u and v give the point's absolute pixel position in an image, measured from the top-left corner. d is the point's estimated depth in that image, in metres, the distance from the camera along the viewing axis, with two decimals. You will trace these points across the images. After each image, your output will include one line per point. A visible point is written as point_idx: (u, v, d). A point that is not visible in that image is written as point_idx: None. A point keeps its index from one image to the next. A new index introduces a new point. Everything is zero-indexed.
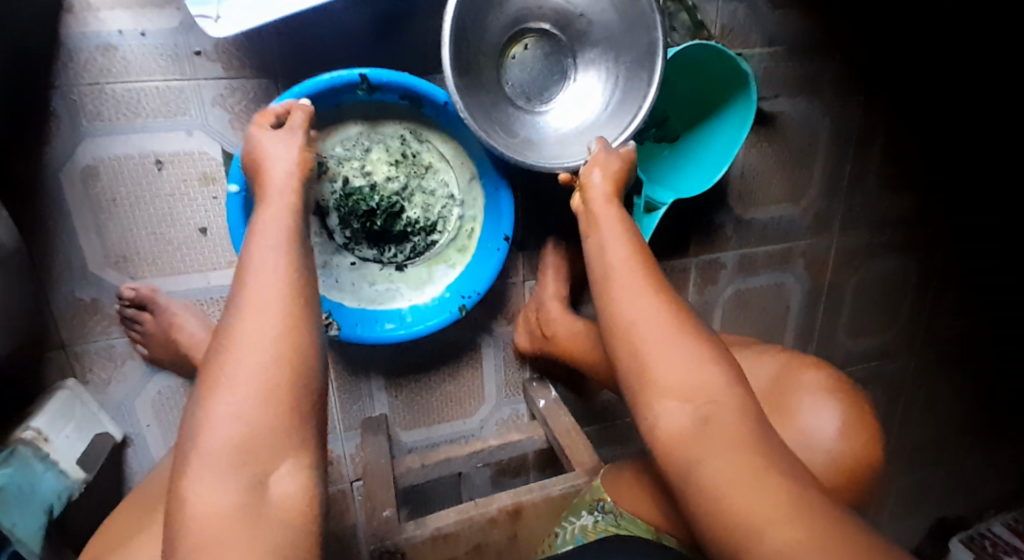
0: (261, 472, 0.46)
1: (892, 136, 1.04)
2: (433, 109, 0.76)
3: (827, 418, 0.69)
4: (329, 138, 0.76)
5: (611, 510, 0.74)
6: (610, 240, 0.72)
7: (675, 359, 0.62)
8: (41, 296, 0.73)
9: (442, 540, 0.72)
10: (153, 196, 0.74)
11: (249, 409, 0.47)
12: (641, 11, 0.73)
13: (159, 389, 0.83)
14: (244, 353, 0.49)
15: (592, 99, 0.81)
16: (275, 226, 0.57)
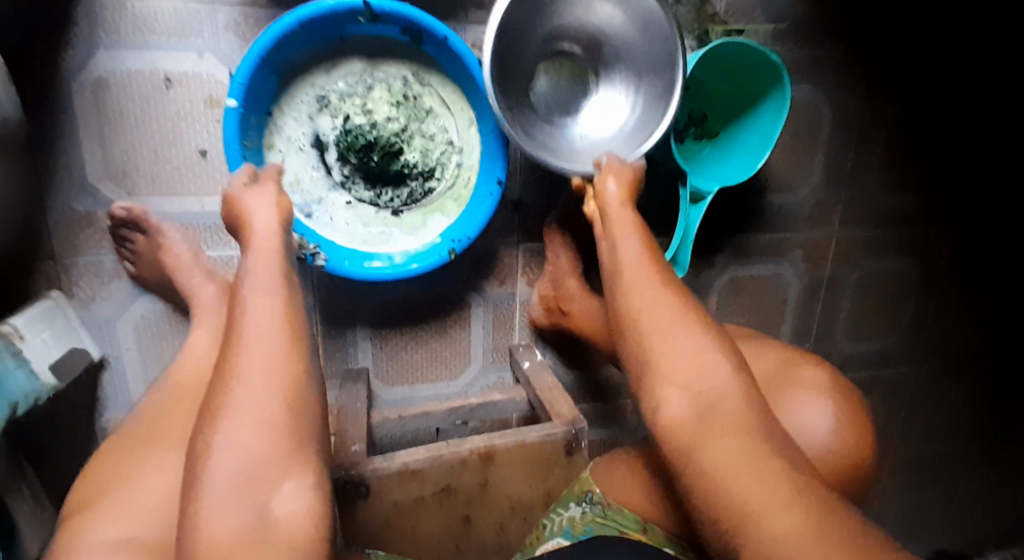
0: (264, 495, 0.46)
1: (892, 130, 1.06)
2: (434, 47, 0.77)
3: (820, 415, 0.65)
4: (332, 73, 0.78)
5: (599, 501, 0.72)
6: (624, 243, 0.69)
7: (678, 361, 0.59)
8: (38, 202, 0.74)
9: (410, 477, 0.70)
10: (158, 113, 0.75)
11: (252, 439, 0.48)
12: (669, 48, 0.76)
13: (142, 312, 0.82)
14: (242, 385, 0.50)
15: (610, 120, 0.82)
16: (261, 264, 0.58)
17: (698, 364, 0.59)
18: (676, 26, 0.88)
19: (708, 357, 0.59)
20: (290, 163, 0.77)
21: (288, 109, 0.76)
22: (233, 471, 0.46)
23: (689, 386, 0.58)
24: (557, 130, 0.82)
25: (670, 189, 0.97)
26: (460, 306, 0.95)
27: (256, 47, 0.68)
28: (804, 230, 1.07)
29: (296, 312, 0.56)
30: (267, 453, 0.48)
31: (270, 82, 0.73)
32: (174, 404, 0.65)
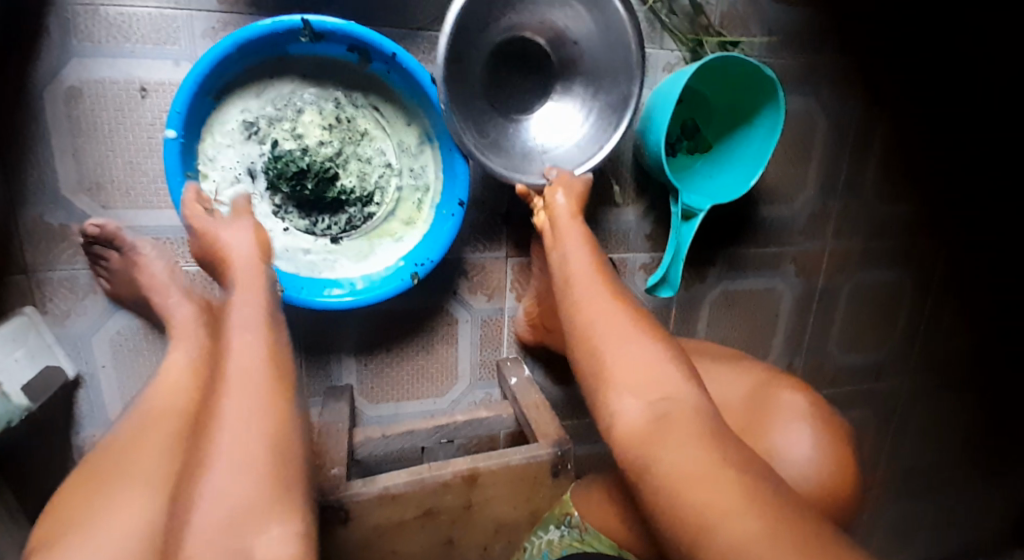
0: (249, 541, 0.45)
1: (888, 143, 1.05)
2: (383, 64, 0.72)
3: (800, 442, 0.62)
4: (259, 95, 0.72)
5: (577, 525, 0.73)
6: (574, 258, 0.69)
7: (638, 375, 0.58)
8: (10, 215, 0.72)
9: (391, 501, 0.68)
10: (134, 124, 0.73)
11: (238, 488, 0.47)
12: (627, 60, 0.75)
13: (119, 328, 0.79)
14: (224, 431, 0.49)
15: (565, 122, 0.81)
16: (246, 305, 0.58)
17: (656, 377, 0.58)
18: (668, 37, 0.87)
19: (651, 368, 0.58)
20: (223, 194, 0.71)
21: (215, 135, 0.70)
22: (217, 523, 0.45)
23: (645, 394, 0.57)
24: (513, 126, 0.81)
25: (656, 204, 0.95)
26: (447, 319, 0.93)
27: (194, 72, 0.63)
28: (797, 243, 1.05)
29: (279, 355, 0.56)
30: (251, 501, 0.46)
31: (207, 106, 0.68)
32: (145, 430, 0.63)
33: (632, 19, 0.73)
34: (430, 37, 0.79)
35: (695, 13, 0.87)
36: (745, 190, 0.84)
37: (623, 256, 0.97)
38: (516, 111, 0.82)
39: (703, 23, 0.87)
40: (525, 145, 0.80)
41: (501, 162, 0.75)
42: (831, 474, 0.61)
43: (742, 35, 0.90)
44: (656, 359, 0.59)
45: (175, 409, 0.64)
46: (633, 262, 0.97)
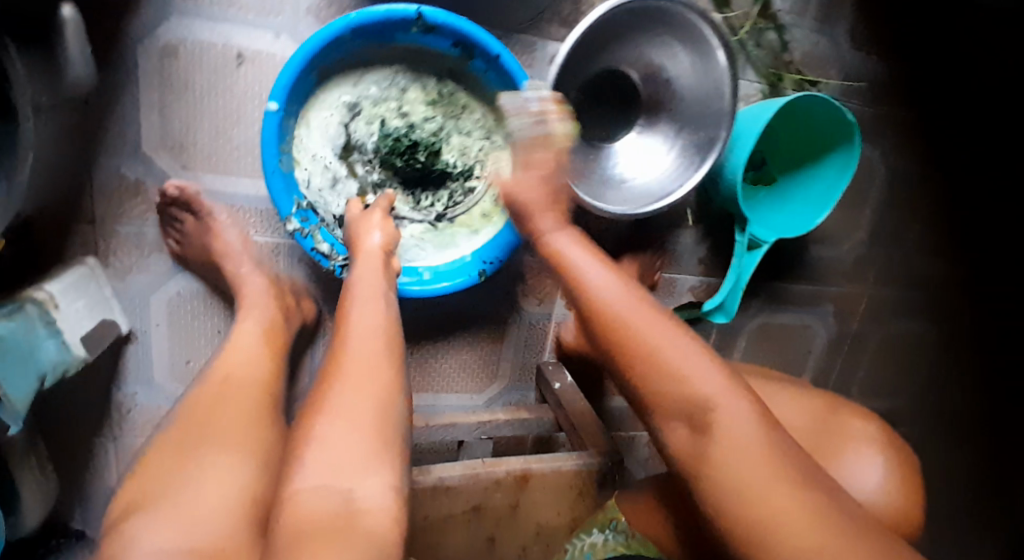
0: (348, 489, 0.49)
1: (940, 199, 1.07)
2: (483, 62, 0.73)
3: (868, 469, 0.67)
4: (363, 77, 0.73)
5: (622, 530, 0.78)
6: (585, 263, 0.64)
7: (676, 391, 0.56)
8: (86, 163, 0.71)
9: (443, 493, 0.69)
10: (225, 88, 0.73)
11: (349, 439, 0.51)
12: (715, 107, 0.78)
13: (178, 289, 0.79)
14: (341, 384, 0.54)
15: (649, 156, 0.84)
16: (368, 280, 0.64)
17: (706, 392, 0.55)
18: (749, 66, 0.87)
19: (683, 384, 0.56)
20: (317, 175, 0.73)
21: (321, 114, 0.72)
22: (328, 464, 0.49)
23: (688, 417, 0.55)
24: (596, 152, 0.85)
25: (712, 228, 0.96)
26: (496, 318, 0.94)
27: (302, 51, 0.64)
28: (839, 285, 1.07)
29: (392, 330, 0.60)
30: (359, 451, 0.51)
31: (309, 84, 0.69)
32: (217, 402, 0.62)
33: (728, 69, 0.75)
34: (524, 40, 0.80)
35: (779, 50, 0.88)
36: (808, 230, 0.87)
37: (673, 276, 0.98)
38: (599, 139, 0.85)
39: (784, 59, 0.89)
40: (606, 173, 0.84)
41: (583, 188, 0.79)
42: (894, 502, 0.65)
43: (820, 76, 0.92)
44: (691, 372, 0.56)
45: (251, 380, 0.65)
46: (683, 284, 0.99)
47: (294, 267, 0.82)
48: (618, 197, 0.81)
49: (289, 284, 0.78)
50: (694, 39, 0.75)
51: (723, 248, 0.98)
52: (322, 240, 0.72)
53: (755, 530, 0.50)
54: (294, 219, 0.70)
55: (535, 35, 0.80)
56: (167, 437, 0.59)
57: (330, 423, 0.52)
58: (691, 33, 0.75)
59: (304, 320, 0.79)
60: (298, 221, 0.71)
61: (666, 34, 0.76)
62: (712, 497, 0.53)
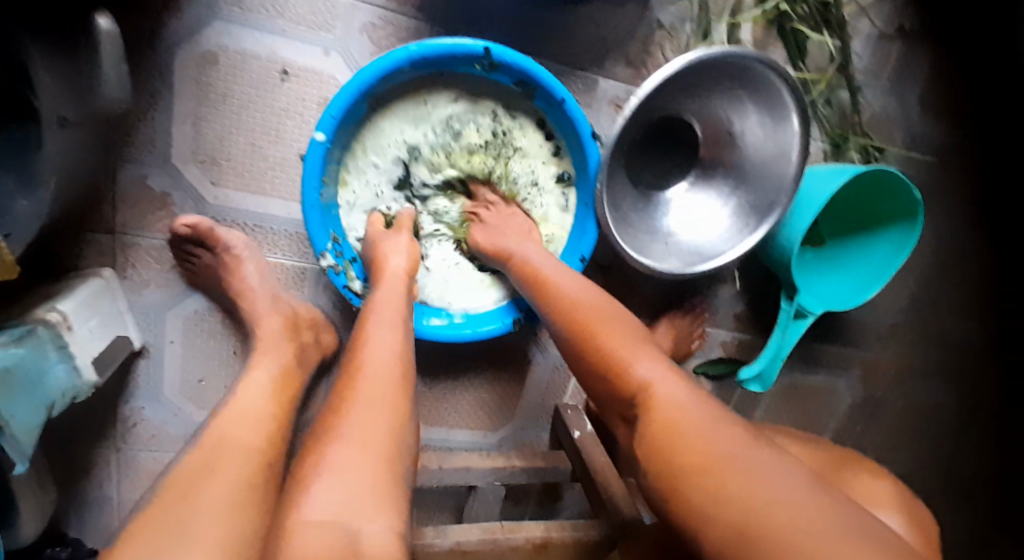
0: (353, 523, 0.43)
1: (989, 271, 1.03)
2: (545, 104, 0.69)
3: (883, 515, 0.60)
4: (420, 110, 0.69)
5: None
6: (538, 259, 0.62)
7: (620, 391, 0.51)
8: (113, 169, 0.67)
9: (459, 556, 0.65)
10: (266, 105, 0.68)
11: (354, 477, 0.45)
12: (781, 172, 0.73)
13: (195, 308, 0.75)
14: (355, 411, 0.49)
15: (700, 212, 0.80)
16: (387, 304, 0.58)
17: (646, 380, 0.49)
18: (815, 125, 0.83)
19: (619, 380, 0.51)
20: (363, 206, 0.69)
21: (375, 145, 0.68)
22: (333, 502, 0.43)
23: (631, 411, 0.50)
24: (647, 201, 0.80)
25: (752, 283, 0.93)
26: (519, 357, 0.91)
27: (359, 79, 0.60)
28: (871, 349, 1.04)
29: (408, 367, 0.54)
30: (368, 486, 0.45)
31: (361, 112, 0.65)
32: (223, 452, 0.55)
33: (800, 133, 0.70)
34: (588, 77, 0.75)
35: (850, 110, 0.83)
36: (857, 304, 0.83)
37: (708, 329, 0.94)
38: (651, 187, 0.81)
39: (854, 120, 0.84)
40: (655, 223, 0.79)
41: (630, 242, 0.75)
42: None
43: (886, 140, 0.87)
44: (635, 362, 0.51)
45: (242, 444, 0.56)
46: (715, 337, 0.94)
47: (319, 294, 0.77)
48: (664, 251, 0.77)
49: (310, 315, 0.73)
50: (768, 98, 0.70)
51: (759, 304, 0.95)
52: (356, 277, 0.67)
53: (722, 504, 0.40)
54: (329, 255, 0.65)
55: (598, 74, 0.75)
56: (140, 520, 0.48)
57: (340, 449, 0.46)
58: (767, 93, 0.70)
59: (323, 355, 0.73)
60: (332, 256, 0.66)
61: (738, 90, 0.70)
62: (667, 476, 0.44)
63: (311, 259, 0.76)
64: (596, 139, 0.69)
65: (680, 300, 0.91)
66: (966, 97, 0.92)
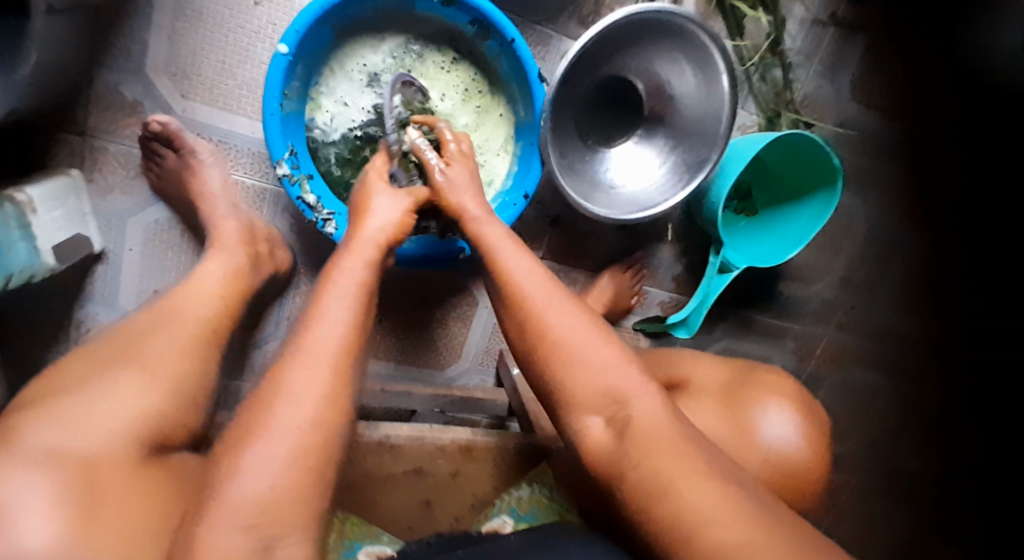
0: (270, 534, 0.38)
1: (916, 257, 1.10)
2: (497, 45, 0.74)
3: (783, 425, 0.58)
4: (377, 44, 0.75)
5: (546, 487, 0.71)
6: (495, 239, 0.59)
7: (592, 388, 0.50)
8: (88, 74, 0.71)
9: (388, 450, 0.71)
10: (238, 27, 0.73)
11: (273, 487, 0.39)
12: (713, 130, 0.79)
13: (156, 219, 0.79)
14: (284, 403, 0.42)
15: (646, 166, 0.86)
16: (344, 285, 0.51)
17: (615, 387, 0.50)
18: (752, 97, 0.90)
19: (587, 379, 0.50)
20: (325, 127, 0.74)
21: (336, 72, 0.74)
22: (248, 499, 0.38)
23: (605, 408, 0.49)
24: (593, 155, 0.86)
25: (690, 246, 0.99)
26: (468, 297, 0.96)
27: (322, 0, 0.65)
28: (803, 323, 1.10)
29: (357, 363, 0.48)
30: (291, 493, 0.40)
31: (325, 35, 0.71)
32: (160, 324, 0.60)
33: (729, 95, 0.77)
34: (542, 32, 0.82)
35: (782, 87, 0.91)
36: (780, 262, 0.89)
37: (647, 288, 1.00)
38: (597, 142, 0.87)
39: (787, 97, 0.92)
40: (599, 175, 0.85)
41: (575, 189, 0.81)
42: (805, 467, 0.56)
43: (817, 119, 0.95)
44: (613, 367, 0.51)
45: (194, 315, 0.62)
46: (654, 296, 1.01)
47: (277, 216, 0.82)
48: (604, 200, 0.83)
49: (265, 230, 0.77)
50: (700, 58, 0.77)
51: (698, 268, 1.01)
52: (309, 191, 0.71)
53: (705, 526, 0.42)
54: (285, 164, 0.69)
55: (551, 29, 0.82)
56: (90, 356, 0.54)
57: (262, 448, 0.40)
58: (700, 52, 0.77)
59: (275, 271, 0.77)
60: (288, 167, 0.70)
61: (676, 51, 0.78)
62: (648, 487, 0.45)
63: (272, 180, 0.81)
64: (543, 82, 0.75)
65: (622, 255, 0.97)
66: (898, 88, 1.00)
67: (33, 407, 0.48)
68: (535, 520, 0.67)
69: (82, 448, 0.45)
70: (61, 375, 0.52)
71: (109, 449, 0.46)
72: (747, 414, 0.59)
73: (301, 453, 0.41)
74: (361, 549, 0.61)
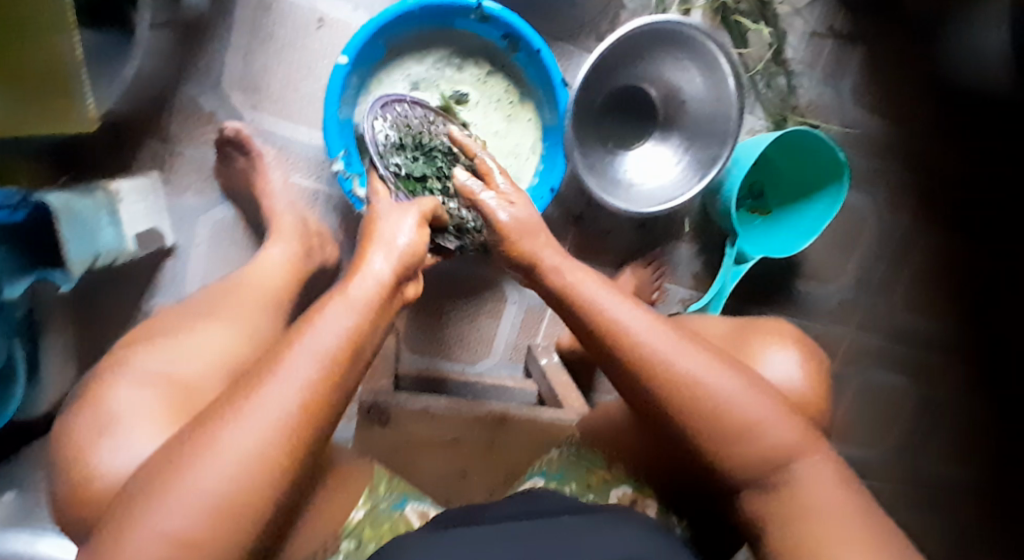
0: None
1: (929, 256, 1.14)
2: (526, 56, 0.84)
3: (786, 364, 0.62)
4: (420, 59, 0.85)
5: (575, 446, 0.75)
6: (596, 291, 0.58)
7: (748, 450, 0.49)
8: (173, 89, 0.82)
9: (428, 418, 0.76)
10: (301, 46, 0.85)
11: (191, 537, 0.36)
12: (723, 130, 0.86)
13: (221, 217, 0.88)
14: (230, 438, 0.39)
15: (661, 165, 0.94)
16: (334, 318, 0.47)
17: (772, 448, 0.49)
18: (760, 103, 0.98)
19: (739, 440, 0.49)
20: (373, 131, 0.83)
21: (384, 83, 0.84)
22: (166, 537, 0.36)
23: (761, 476, 0.50)
24: (612, 157, 0.94)
25: (708, 244, 1.05)
26: (497, 294, 1.02)
27: (374, 21, 0.75)
28: (823, 323, 1.12)
29: (329, 407, 0.43)
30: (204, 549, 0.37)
31: (377, 50, 0.81)
32: (232, 293, 0.69)
33: (736, 97, 0.84)
34: (564, 48, 0.92)
35: (787, 93, 0.99)
36: (792, 254, 0.96)
37: (668, 285, 1.05)
38: (616, 144, 0.94)
39: (792, 103, 0.99)
40: (619, 174, 0.92)
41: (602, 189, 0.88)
42: (817, 410, 0.61)
43: (824, 122, 1.02)
44: (762, 421, 0.50)
45: (263, 286, 0.71)
46: (674, 293, 1.06)
47: (327, 214, 0.91)
48: (626, 197, 0.89)
49: (317, 227, 0.85)
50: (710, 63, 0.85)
51: (715, 265, 1.06)
52: (359, 185, 0.80)
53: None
54: (340, 161, 0.78)
55: (572, 45, 0.92)
56: (172, 314, 0.64)
57: (207, 480, 0.38)
58: (708, 60, 0.85)
59: (325, 261, 0.85)
60: (342, 164, 0.79)
61: (687, 60, 0.86)
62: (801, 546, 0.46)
63: (324, 181, 0.90)
64: (566, 87, 0.84)
65: (641, 254, 1.02)
66: (896, 95, 1.06)
67: (134, 347, 0.57)
68: (566, 478, 0.69)
69: (184, 372, 0.54)
70: (154, 323, 0.62)
71: (204, 373, 0.54)
72: (751, 355, 0.64)
73: (229, 498, 0.38)
74: (407, 503, 0.64)
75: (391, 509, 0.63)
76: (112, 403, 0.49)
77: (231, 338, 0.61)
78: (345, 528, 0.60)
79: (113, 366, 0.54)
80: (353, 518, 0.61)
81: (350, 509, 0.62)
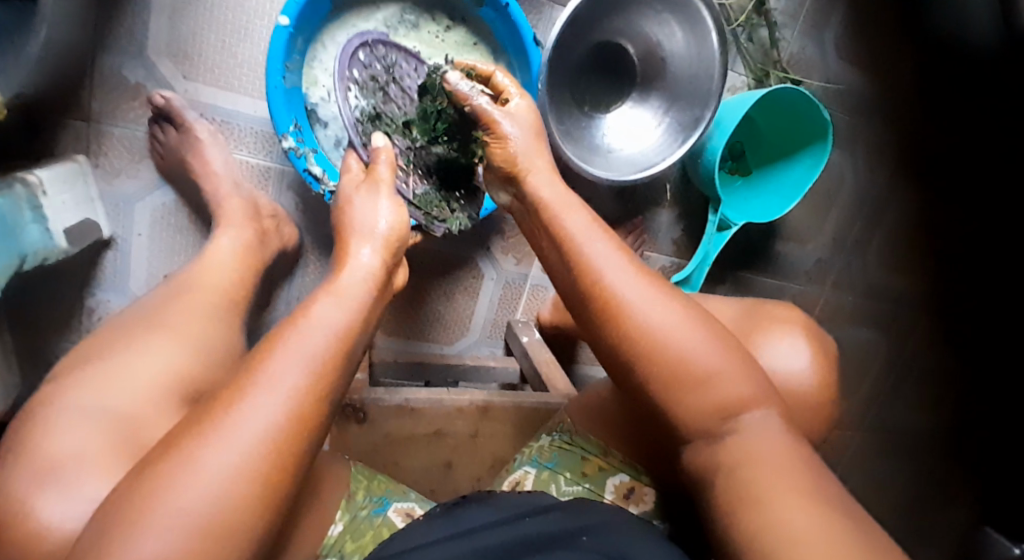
0: None
1: (905, 211, 1.13)
2: (492, 12, 0.77)
3: (792, 351, 0.61)
4: (371, 16, 0.76)
5: (567, 429, 0.71)
6: (581, 228, 0.53)
7: (676, 399, 0.47)
8: (90, 58, 0.72)
9: (408, 412, 0.72)
10: (238, 5, 0.75)
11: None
12: (707, 88, 0.82)
13: (162, 203, 0.79)
14: (211, 455, 0.34)
15: (642, 129, 0.88)
16: (327, 316, 0.43)
17: (723, 402, 0.47)
18: (740, 57, 0.93)
19: (693, 393, 0.47)
20: (323, 102, 0.74)
21: (332, 46, 0.74)
22: None
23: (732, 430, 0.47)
24: (590, 122, 0.87)
25: (688, 211, 1.02)
26: (472, 271, 0.97)
27: None
28: (801, 283, 1.11)
29: (321, 413, 0.40)
30: None
31: (323, 9, 0.72)
32: (175, 301, 0.61)
33: (720, 54, 0.80)
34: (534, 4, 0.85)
35: (769, 46, 0.94)
36: (778, 216, 0.93)
37: (649, 253, 1.02)
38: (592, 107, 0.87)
39: (774, 57, 0.95)
40: (598, 139, 0.86)
41: (582, 154, 0.83)
42: (810, 388, 0.59)
43: (805, 77, 0.99)
44: (703, 368, 0.47)
45: (214, 287, 0.64)
46: (655, 260, 1.02)
47: (283, 194, 0.83)
48: (604, 163, 0.84)
49: (270, 208, 0.78)
50: (689, 16, 0.81)
51: (695, 231, 1.03)
52: (315, 163, 0.72)
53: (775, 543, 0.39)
54: (290, 137, 0.70)
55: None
56: (115, 329, 0.57)
57: (183, 499, 0.33)
58: (689, 10, 0.80)
59: (283, 246, 0.78)
60: (294, 140, 0.71)
61: (666, 12, 0.81)
62: None
63: (275, 157, 0.82)
64: (538, 46, 0.77)
65: (621, 223, 0.98)
66: (877, 48, 1.03)
67: (71, 376, 0.50)
68: (560, 467, 0.66)
69: (131, 404, 0.47)
70: (94, 344, 0.55)
71: (153, 403, 0.49)
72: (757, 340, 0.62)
73: (215, 521, 0.33)
74: (390, 504, 0.61)
75: (373, 515, 0.60)
76: (46, 446, 0.43)
77: (176, 354, 0.55)
78: (324, 545, 0.57)
79: (46, 402, 0.47)
80: (332, 533, 0.57)
81: (328, 524, 0.58)
